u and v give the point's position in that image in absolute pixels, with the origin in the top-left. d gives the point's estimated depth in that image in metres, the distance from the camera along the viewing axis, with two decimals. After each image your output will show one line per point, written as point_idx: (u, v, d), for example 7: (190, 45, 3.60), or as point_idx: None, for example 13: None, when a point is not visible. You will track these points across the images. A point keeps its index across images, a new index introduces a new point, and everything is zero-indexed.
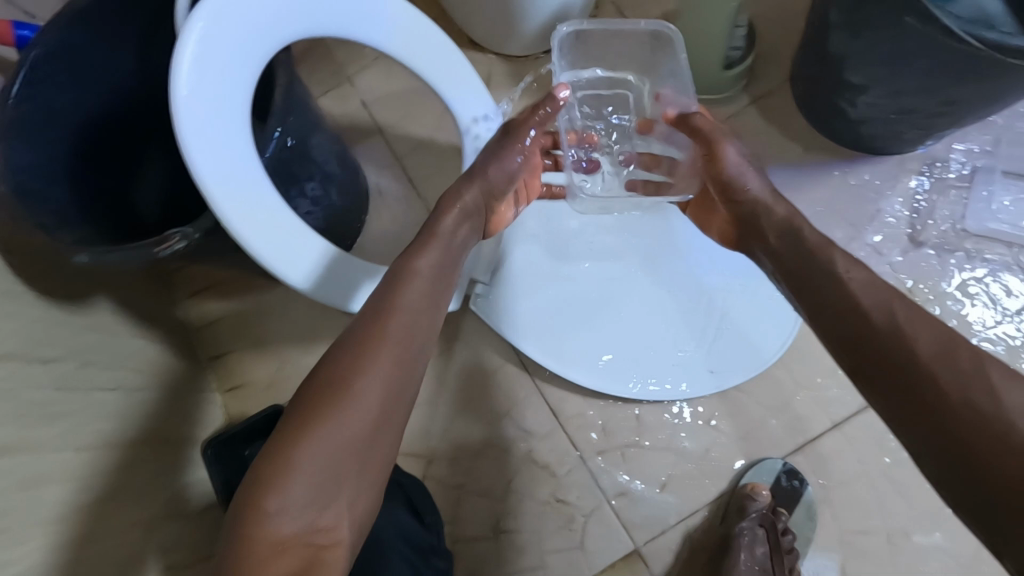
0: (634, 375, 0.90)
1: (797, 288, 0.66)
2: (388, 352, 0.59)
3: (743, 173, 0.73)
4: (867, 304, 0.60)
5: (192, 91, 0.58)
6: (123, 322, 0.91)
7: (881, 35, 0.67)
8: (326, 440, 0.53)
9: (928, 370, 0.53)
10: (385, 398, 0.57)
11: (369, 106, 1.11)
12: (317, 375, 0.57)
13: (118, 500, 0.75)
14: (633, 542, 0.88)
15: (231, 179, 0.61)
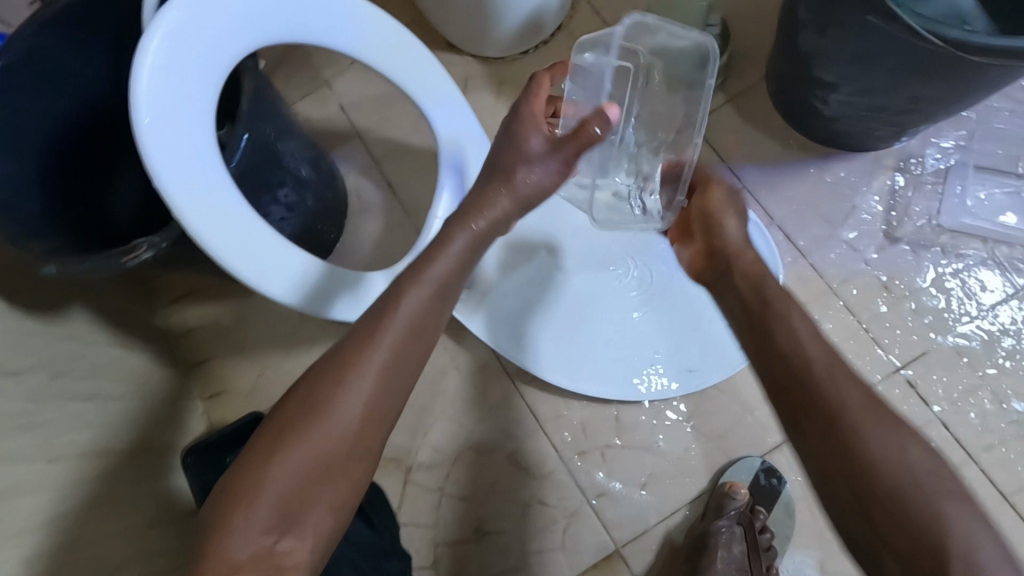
0: (619, 379, 0.90)
1: (746, 329, 0.66)
2: (368, 373, 0.56)
3: (725, 212, 0.75)
4: (784, 344, 0.61)
5: (151, 96, 0.58)
6: (100, 331, 0.90)
7: (848, 33, 0.67)
8: (294, 462, 0.52)
9: (850, 421, 0.54)
10: (359, 423, 0.55)
11: (347, 110, 1.11)
12: (296, 393, 0.57)
13: (93, 511, 0.75)
14: (614, 542, 0.88)
15: (194, 185, 0.60)
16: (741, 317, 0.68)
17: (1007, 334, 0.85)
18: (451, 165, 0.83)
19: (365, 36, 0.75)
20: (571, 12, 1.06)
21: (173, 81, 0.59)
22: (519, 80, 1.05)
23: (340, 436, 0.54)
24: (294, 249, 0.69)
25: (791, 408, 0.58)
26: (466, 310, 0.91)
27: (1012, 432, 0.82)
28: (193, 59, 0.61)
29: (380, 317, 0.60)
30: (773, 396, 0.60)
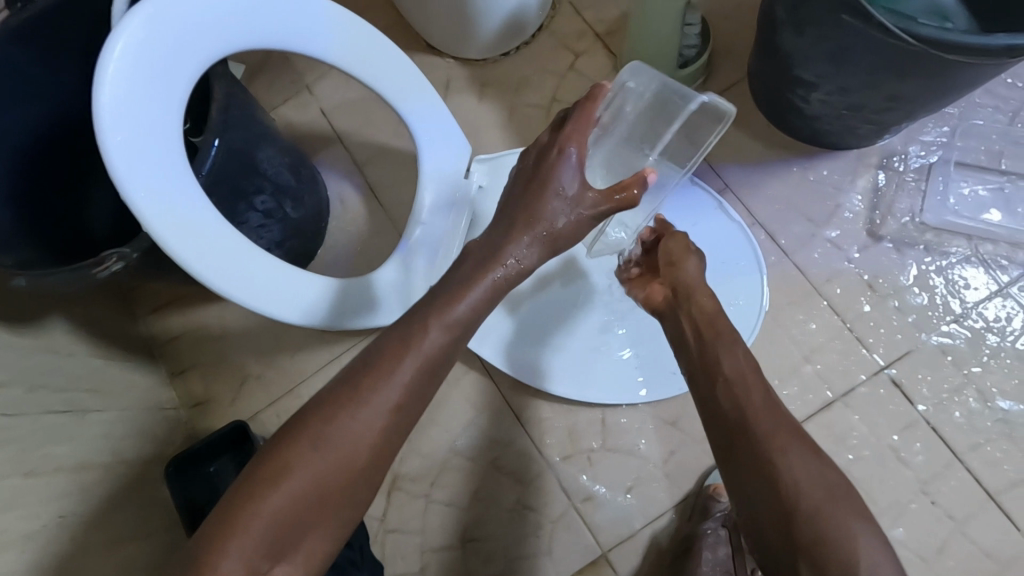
0: (616, 388, 0.89)
1: (690, 355, 0.68)
2: (377, 403, 0.56)
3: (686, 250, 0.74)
4: (727, 372, 0.63)
5: (115, 101, 0.57)
6: (78, 342, 0.90)
7: (825, 32, 0.66)
8: (300, 487, 0.52)
9: (767, 455, 0.58)
10: (365, 453, 0.55)
11: (328, 114, 1.10)
12: (304, 414, 0.56)
13: (72, 524, 0.74)
14: (600, 547, 0.87)
15: (161, 192, 0.59)
16: (693, 353, 0.67)
17: (991, 332, 0.84)
18: (431, 169, 0.83)
19: (339, 41, 0.75)
20: (553, 12, 1.05)
21: (138, 86, 0.58)
22: (501, 81, 1.04)
23: (349, 463, 0.54)
24: (271, 260, 0.68)
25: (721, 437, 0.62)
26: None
27: (997, 430, 0.82)
28: (159, 63, 0.60)
29: (397, 348, 0.60)
30: (709, 421, 0.63)
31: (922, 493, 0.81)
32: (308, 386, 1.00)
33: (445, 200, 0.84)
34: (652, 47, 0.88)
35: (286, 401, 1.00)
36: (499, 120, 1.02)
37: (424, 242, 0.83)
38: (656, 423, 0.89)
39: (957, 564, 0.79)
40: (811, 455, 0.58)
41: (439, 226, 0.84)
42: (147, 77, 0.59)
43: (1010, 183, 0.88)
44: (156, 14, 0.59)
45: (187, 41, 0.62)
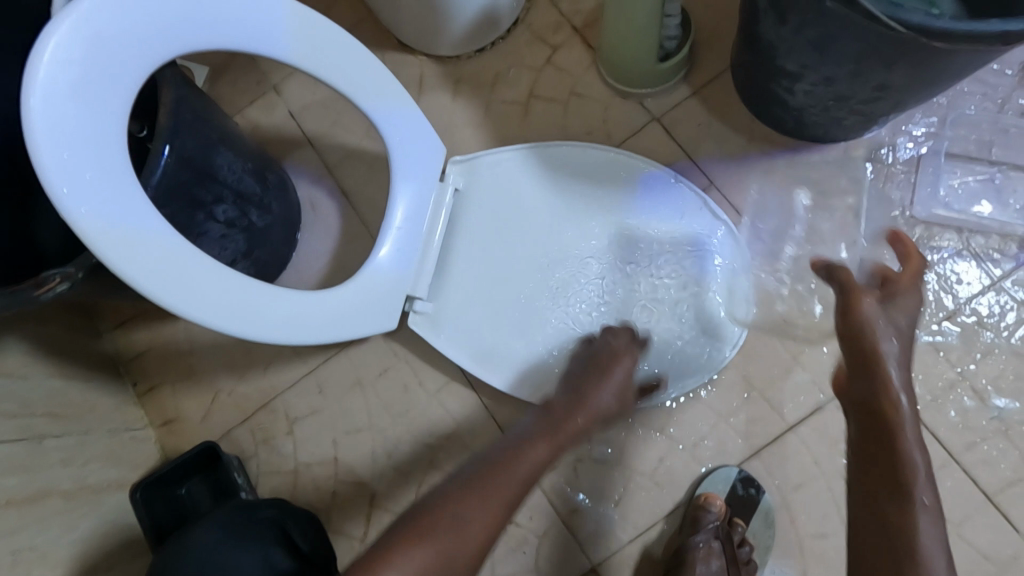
0: None
1: (857, 467, 0.63)
2: (494, 488, 0.66)
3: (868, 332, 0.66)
4: (905, 501, 0.59)
5: (47, 108, 0.52)
6: (34, 363, 0.85)
7: (807, 20, 0.63)
8: (433, 536, 0.61)
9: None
10: (479, 520, 0.64)
11: (296, 116, 1.05)
12: (435, 499, 0.65)
13: (26, 560, 0.69)
14: (590, 560, 0.84)
15: (104, 207, 0.55)
16: (862, 466, 0.63)
17: (985, 327, 0.82)
18: (406, 172, 0.78)
19: (298, 38, 0.70)
20: (528, 5, 1.01)
21: (70, 91, 0.53)
22: (475, 78, 1.00)
23: (467, 521, 0.63)
24: (237, 277, 0.64)
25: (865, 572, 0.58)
26: (428, 327, 0.87)
27: (994, 428, 0.79)
28: (94, 66, 0.55)
29: (510, 451, 0.72)
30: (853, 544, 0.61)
31: None
32: (282, 401, 0.96)
33: (421, 206, 0.81)
34: (631, 41, 0.84)
35: (260, 417, 0.96)
36: (474, 118, 0.98)
37: (401, 249, 0.79)
38: (644, 431, 0.86)
39: None
40: None
41: (414, 233, 0.80)
42: (82, 82, 0.54)
43: (1001, 173, 0.86)
44: (88, 12, 0.55)
45: (126, 42, 0.57)
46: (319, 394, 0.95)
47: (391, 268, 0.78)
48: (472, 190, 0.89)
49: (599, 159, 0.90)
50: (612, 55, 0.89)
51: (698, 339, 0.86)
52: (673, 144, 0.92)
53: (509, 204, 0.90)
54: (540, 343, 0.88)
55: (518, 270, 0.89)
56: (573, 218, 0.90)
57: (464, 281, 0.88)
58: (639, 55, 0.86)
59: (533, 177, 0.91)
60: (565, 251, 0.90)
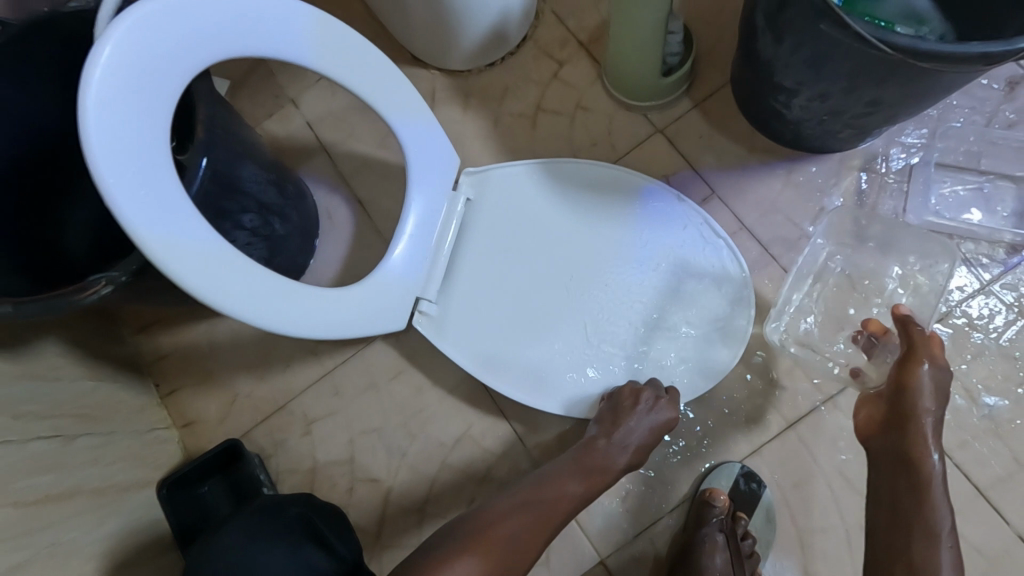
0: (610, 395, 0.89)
1: (884, 504, 0.72)
2: (534, 512, 0.73)
3: (919, 397, 0.70)
4: (929, 540, 0.68)
5: (99, 117, 0.56)
6: (64, 365, 0.88)
7: (803, 41, 0.67)
8: (484, 547, 0.67)
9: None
10: (519, 537, 0.70)
11: (313, 127, 1.09)
12: (494, 518, 0.71)
13: (61, 553, 0.72)
14: (598, 553, 0.87)
15: (152, 212, 0.58)
16: (889, 505, 0.71)
17: (975, 329, 0.86)
18: (422, 180, 0.82)
19: (323, 49, 0.73)
20: (535, 22, 1.05)
21: (119, 101, 0.57)
22: (484, 91, 1.04)
23: (512, 538, 0.69)
24: (268, 277, 0.68)
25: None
26: (432, 330, 0.89)
27: (984, 426, 0.83)
28: (140, 78, 0.59)
29: (559, 480, 0.77)
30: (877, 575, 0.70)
31: None
32: (299, 402, 0.99)
33: (436, 211, 0.84)
34: (636, 56, 0.88)
35: (277, 418, 0.99)
36: (483, 129, 1.02)
37: (416, 252, 0.82)
38: None
39: None
40: None
41: (427, 237, 0.83)
42: (131, 95, 0.58)
43: (990, 182, 0.90)
44: (135, 27, 0.58)
45: (169, 56, 0.61)
46: (336, 395, 0.98)
47: (403, 271, 0.81)
48: (485, 197, 0.92)
49: (610, 175, 0.94)
50: (617, 69, 0.94)
51: (699, 348, 0.89)
52: (675, 155, 0.96)
53: (520, 214, 0.93)
54: (546, 349, 0.91)
55: (523, 276, 0.91)
56: (582, 230, 0.93)
57: (473, 286, 0.90)
58: (643, 71, 0.91)
59: (545, 189, 0.94)
60: (574, 262, 0.92)
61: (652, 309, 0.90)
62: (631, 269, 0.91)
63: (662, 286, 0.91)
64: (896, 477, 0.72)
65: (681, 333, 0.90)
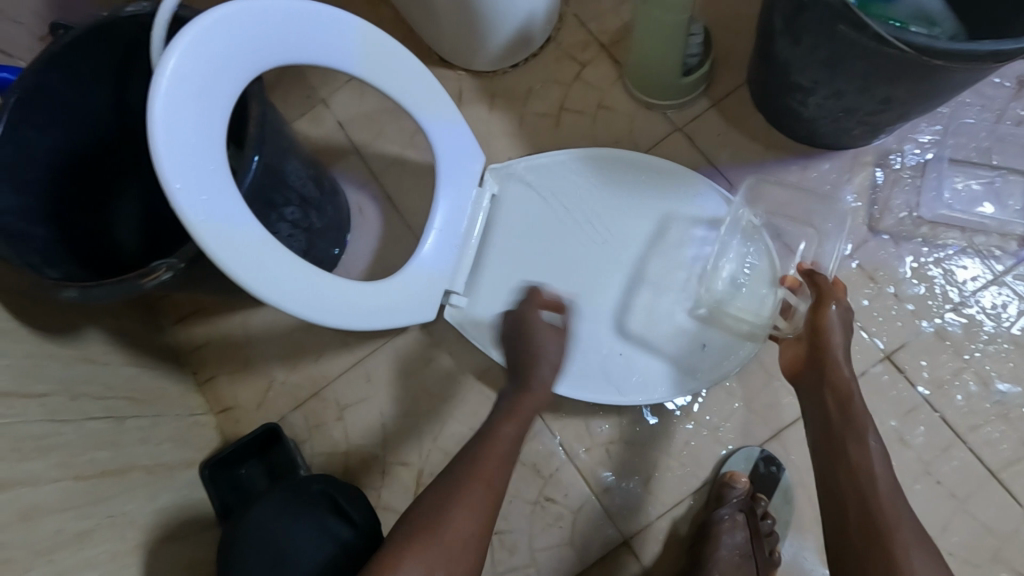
0: (631, 384, 0.91)
1: (820, 436, 0.72)
2: (478, 491, 0.66)
3: (833, 331, 0.75)
4: (869, 462, 0.68)
5: (167, 124, 0.60)
6: (113, 352, 0.93)
7: (820, 40, 0.71)
8: (433, 539, 0.62)
9: (885, 521, 0.64)
10: (469, 524, 0.64)
11: (344, 126, 1.14)
12: (438, 500, 0.65)
13: (117, 525, 0.77)
14: (621, 534, 0.91)
15: (208, 207, 0.62)
16: (822, 436, 0.72)
17: (987, 319, 0.88)
18: (454, 178, 0.85)
19: (366, 52, 0.77)
20: (559, 25, 1.09)
21: (183, 109, 0.62)
22: (509, 92, 1.08)
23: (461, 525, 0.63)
24: (309, 269, 0.71)
25: (836, 513, 0.67)
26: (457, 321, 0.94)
27: (997, 412, 0.86)
28: (201, 87, 0.63)
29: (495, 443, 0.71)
30: (822, 489, 0.70)
31: (926, 473, 0.85)
32: (332, 389, 1.04)
33: (464, 208, 0.87)
34: (656, 57, 0.92)
35: (311, 404, 1.04)
36: (509, 128, 1.07)
37: (445, 247, 0.85)
38: (670, 420, 0.93)
39: (961, 540, 0.83)
40: (926, 548, 0.62)
41: (456, 233, 0.87)
42: (193, 98, 0.63)
43: (1001, 177, 0.93)
44: (199, 39, 0.63)
45: (226, 67, 0.65)
46: (367, 381, 1.03)
47: (431, 263, 0.84)
48: (512, 193, 0.96)
49: (633, 170, 0.96)
50: (639, 70, 0.97)
51: (720, 339, 0.91)
52: (694, 152, 1.00)
53: (545, 207, 0.96)
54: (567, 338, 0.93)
55: (542, 267, 0.95)
56: (604, 224, 0.96)
57: (499, 279, 0.94)
58: (662, 71, 0.95)
59: (571, 184, 0.97)
60: (597, 254, 0.95)
61: (673, 302, 0.93)
62: (647, 259, 0.94)
63: (683, 279, 0.94)
64: (827, 406, 0.73)
65: (698, 322, 0.93)
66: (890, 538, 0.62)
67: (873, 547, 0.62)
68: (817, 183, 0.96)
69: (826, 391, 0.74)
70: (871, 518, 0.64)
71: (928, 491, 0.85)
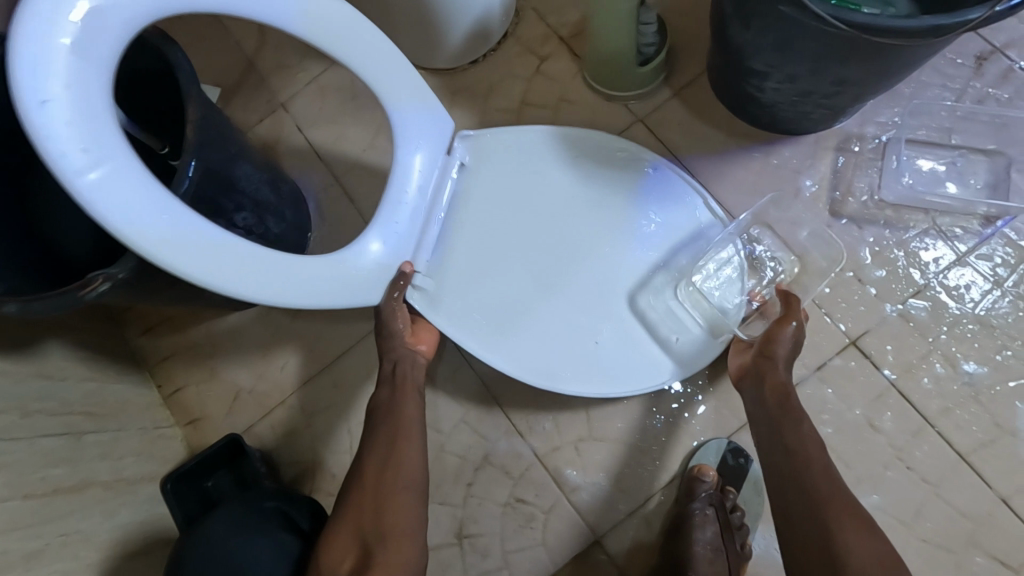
0: (608, 370, 0.86)
1: (761, 426, 0.71)
2: (381, 439, 0.75)
3: (780, 342, 0.75)
4: (809, 448, 0.66)
5: (57, 112, 0.51)
6: (72, 365, 0.91)
7: (766, 24, 0.70)
8: (354, 494, 0.72)
9: (828, 520, 0.61)
10: (380, 472, 0.72)
11: (304, 130, 1.12)
12: (359, 464, 0.74)
13: (70, 544, 0.75)
14: (593, 532, 0.90)
15: (107, 177, 0.53)
16: (761, 425, 0.71)
17: (952, 300, 0.87)
18: (408, 136, 0.75)
19: (308, 6, 0.69)
20: (518, 20, 1.08)
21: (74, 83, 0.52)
22: (469, 88, 1.07)
23: (372, 470, 0.73)
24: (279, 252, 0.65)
25: (780, 500, 0.65)
26: (425, 305, 0.83)
27: (966, 393, 0.85)
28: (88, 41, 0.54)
29: (402, 399, 0.78)
30: (772, 485, 0.67)
31: (897, 459, 0.84)
32: (299, 395, 1.02)
33: (428, 174, 0.77)
34: (611, 47, 0.91)
35: (279, 412, 1.02)
36: (470, 125, 1.05)
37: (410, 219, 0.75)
38: (635, 416, 0.92)
39: (934, 526, 0.82)
40: (867, 529, 0.60)
41: (420, 203, 0.77)
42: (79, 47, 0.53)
43: (962, 156, 0.92)
44: None
45: (92, 47, 0.54)
46: (335, 388, 1.01)
47: (393, 241, 0.74)
48: (481, 167, 0.88)
49: (611, 154, 0.92)
50: (597, 62, 0.96)
51: (693, 327, 0.88)
52: (656, 142, 0.99)
53: (518, 183, 0.89)
54: (546, 322, 0.87)
55: (515, 246, 0.87)
56: (583, 205, 0.90)
57: (470, 258, 0.86)
58: (619, 61, 0.93)
59: (545, 162, 0.91)
60: (576, 237, 0.89)
61: (651, 287, 0.88)
62: (620, 236, 0.89)
63: (658, 257, 0.89)
64: (765, 396, 0.72)
65: (674, 302, 0.88)
66: (825, 519, 0.61)
67: (813, 526, 0.61)
68: (780, 170, 0.94)
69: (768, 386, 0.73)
70: (822, 523, 0.61)
71: (900, 477, 0.84)
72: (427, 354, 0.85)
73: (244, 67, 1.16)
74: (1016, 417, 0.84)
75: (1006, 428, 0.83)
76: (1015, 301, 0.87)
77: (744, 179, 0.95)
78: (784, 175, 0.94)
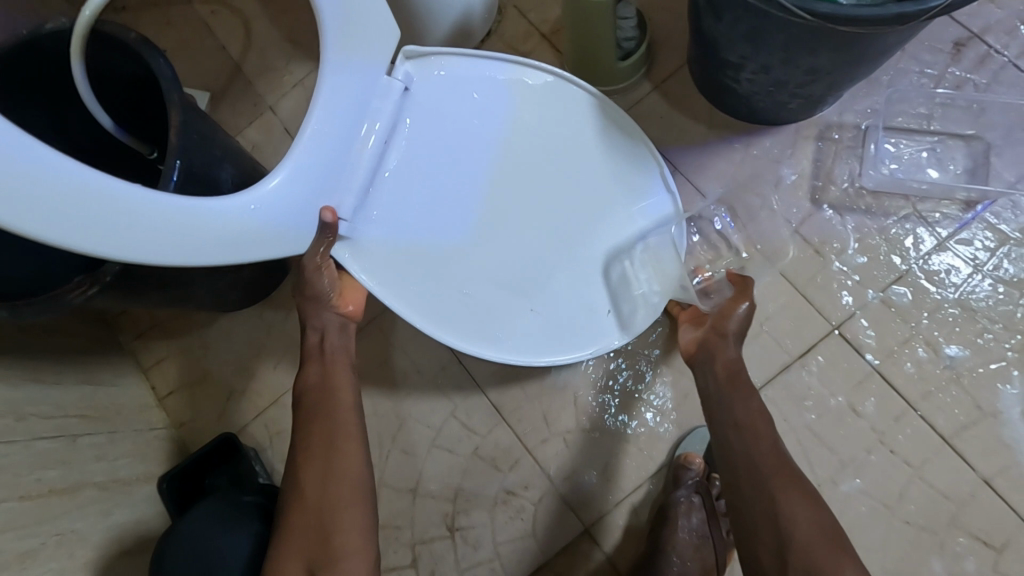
0: (560, 343, 0.75)
1: (712, 401, 0.72)
2: (313, 449, 0.73)
3: (733, 324, 0.75)
4: (757, 424, 0.69)
5: None
6: (67, 370, 0.92)
7: (736, 14, 0.70)
8: (296, 514, 0.70)
9: (772, 490, 0.64)
10: (321, 484, 0.71)
11: (292, 133, 1.14)
12: (296, 480, 0.72)
13: (63, 544, 0.77)
14: (582, 523, 0.91)
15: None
16: (711, 401, 0.72)
17: (932, 285, 0.88)
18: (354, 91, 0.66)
19: None
20: (499, 18, 1.09)
21: None
22: None
23: (310, 484, 0.71)
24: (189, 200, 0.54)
25: (730, 474, 0.67)
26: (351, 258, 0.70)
27: (948, 377, 0.86)
28: None
29: (333, 397, 0.76)
30: (722, 461, 0.69)
31: (880, 443, 0.85)
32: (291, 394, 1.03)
33: (362, 113, 0.67)
34: (590, 43, 0.92)
35: (272, 411, 1.03)
36: None
37: (333, 160, 0.65)
38: (621, 407, 0.93)
39: (918, 508, 0.83)
40: (809, 499, 0.64)
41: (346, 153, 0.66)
42: None
43: (942, 142, 0.93)
44: None
45: None
46: None
47: (306, 190, 0.63)
48: (430, 104, 0.75)
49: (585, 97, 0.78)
50: (577, 58, 0.97)
51: (642, 300, 0.80)
52: None
53: (472, 125, 0.76)
54: (495, 285, 0.74)
55: (467, 197, 0.75)
56: (538, 153, 0.76)
57: (409, 208, 0.73)
58: (598, 56, 0.94)
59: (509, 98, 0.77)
60: (527, 192, 0.76)
61: (616, 248, 0.78)
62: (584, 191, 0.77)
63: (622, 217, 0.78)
64: (719, 375, 0.73)
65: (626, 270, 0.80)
66: (774, 495, 0.63)
67: (760, 501, 0.64)
68: (761, 161, 0.95)
69: (722, 365, 0.73)
70: (767, 499, 0.64)
71: (884, 462, 0.85)
72: (355, 315, 0.82)
73: (232, 71, 1.18)
74: (996, 399, 0.84)
75: (986, 410, 0.84)
76: (995, 284, 0.87)
77: (724, 169, 0.96)
78: (765, 164, 0.95)
